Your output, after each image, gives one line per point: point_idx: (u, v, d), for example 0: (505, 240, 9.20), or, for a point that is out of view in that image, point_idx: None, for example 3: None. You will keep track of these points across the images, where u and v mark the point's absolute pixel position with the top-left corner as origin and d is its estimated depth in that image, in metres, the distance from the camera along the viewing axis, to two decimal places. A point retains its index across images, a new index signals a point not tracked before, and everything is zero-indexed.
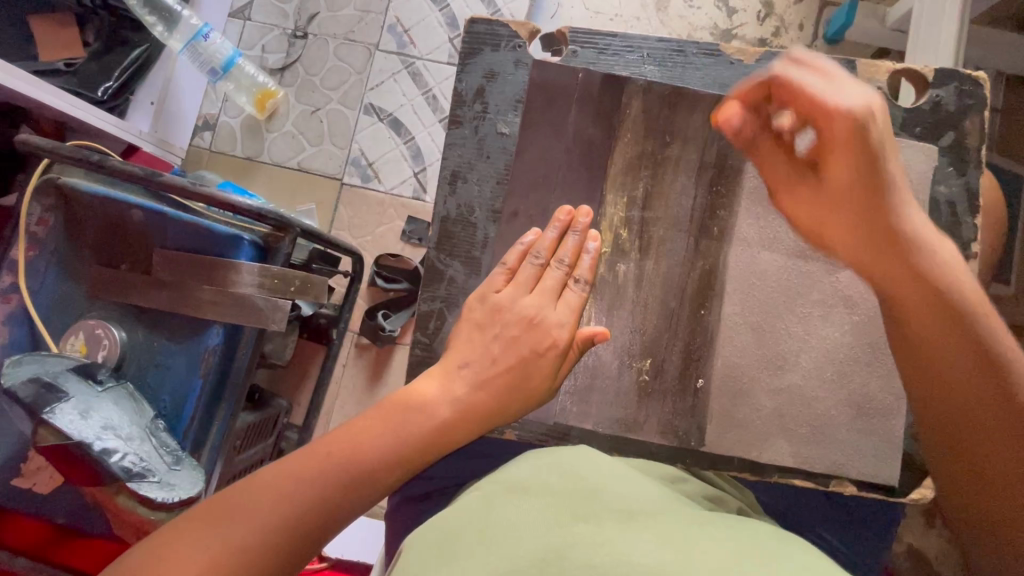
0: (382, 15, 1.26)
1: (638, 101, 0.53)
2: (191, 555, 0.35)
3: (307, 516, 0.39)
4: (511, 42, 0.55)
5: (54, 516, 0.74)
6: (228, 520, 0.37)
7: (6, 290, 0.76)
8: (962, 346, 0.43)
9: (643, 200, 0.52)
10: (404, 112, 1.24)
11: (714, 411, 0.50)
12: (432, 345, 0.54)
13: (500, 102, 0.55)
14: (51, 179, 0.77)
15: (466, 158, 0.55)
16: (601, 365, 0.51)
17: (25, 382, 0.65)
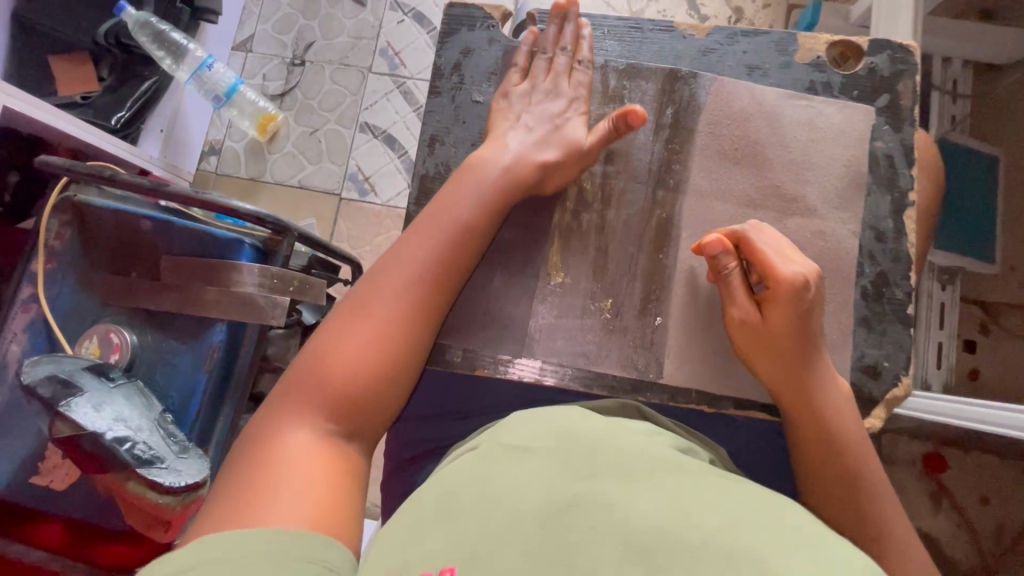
0: (375, 40, 1.34)
1: (599, 74, 0.59)
2: (358, 332, 0.47)
3: (432, 274, 0.49)
4: (486, 23, 0.64)
5: (71, 512, 0.77)
6: (369, 304, 0.48)
7: (26, 300, 0.82)
8: (826, 437, 0.49)
9: (605, 157, 0.58)
10: (398, 128, 1.31)
11: (672, 345, 0.54)
12: None
13: (474, 74, 0.63)
14: (69, 197, 0.83)
15: (444, 122, 0.63)
16: (569, 305, 0.55)
17: (44, 381, 0.70)
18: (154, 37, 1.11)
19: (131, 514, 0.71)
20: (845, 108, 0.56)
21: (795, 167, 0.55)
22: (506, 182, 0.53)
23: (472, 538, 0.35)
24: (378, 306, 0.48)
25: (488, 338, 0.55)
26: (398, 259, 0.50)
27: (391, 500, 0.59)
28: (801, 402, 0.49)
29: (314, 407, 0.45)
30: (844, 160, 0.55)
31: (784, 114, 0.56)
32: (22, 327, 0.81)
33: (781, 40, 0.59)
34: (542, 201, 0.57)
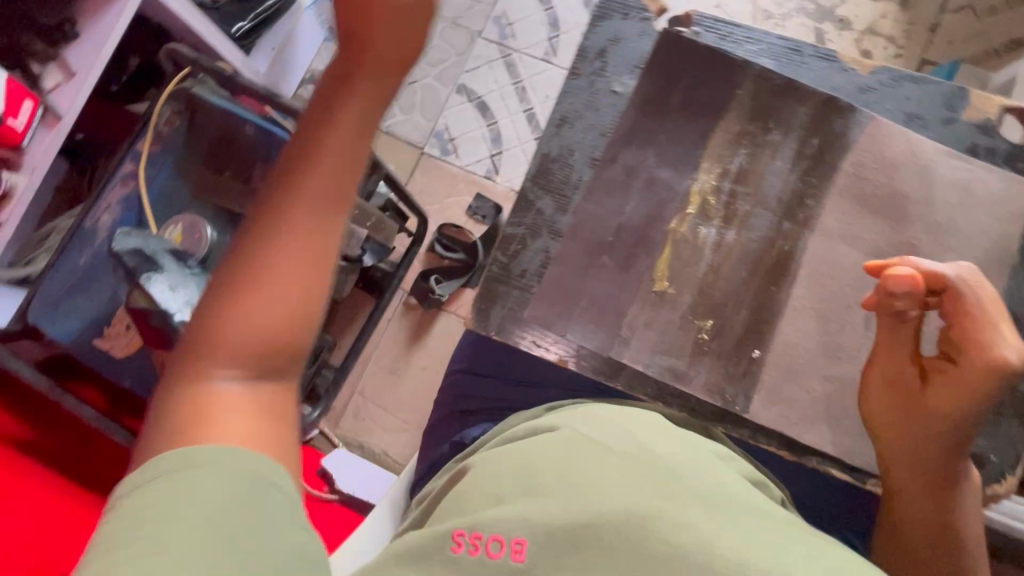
0: (490, 6, 1.34)
1: (750, 83, 0.61)
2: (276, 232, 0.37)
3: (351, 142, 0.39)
4: (640, 15, 0.65)
5: (121, 381, 0.80)
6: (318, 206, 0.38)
7: (125, 175, 0.86)
8: (913, 476, 0.53)
9: (735, 174, 0.60)
10: (493, 97, 1.31)
11: (766, 381, 0.56)
12: (509, 263, 0.60)
13: (619, 64, 0.64)
14: (185, 89, 0.86)
15: (577, 106, 0.63)
16: (661, 333, 0.57)
17: (131, 251, 0.74)
18: None
19: None
20: (1005, 178, 0.58)
21: (935, 228, 0.57)
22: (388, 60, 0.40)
23: (544, 517, 0.37)
24: (253, 271, 0.36)
25: (582, 326, 0.57)
26: (304, 163, 0.38)
27: (436, 446, 0.63)
28: (924, 444, 0.52)
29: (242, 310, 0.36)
30: (986, 230, 0.57)
31: (939, 170, 0.58)
32: (119, 200, 0.86)
33: (952, 94, 0.61)
34: (666, 197, 0.60)
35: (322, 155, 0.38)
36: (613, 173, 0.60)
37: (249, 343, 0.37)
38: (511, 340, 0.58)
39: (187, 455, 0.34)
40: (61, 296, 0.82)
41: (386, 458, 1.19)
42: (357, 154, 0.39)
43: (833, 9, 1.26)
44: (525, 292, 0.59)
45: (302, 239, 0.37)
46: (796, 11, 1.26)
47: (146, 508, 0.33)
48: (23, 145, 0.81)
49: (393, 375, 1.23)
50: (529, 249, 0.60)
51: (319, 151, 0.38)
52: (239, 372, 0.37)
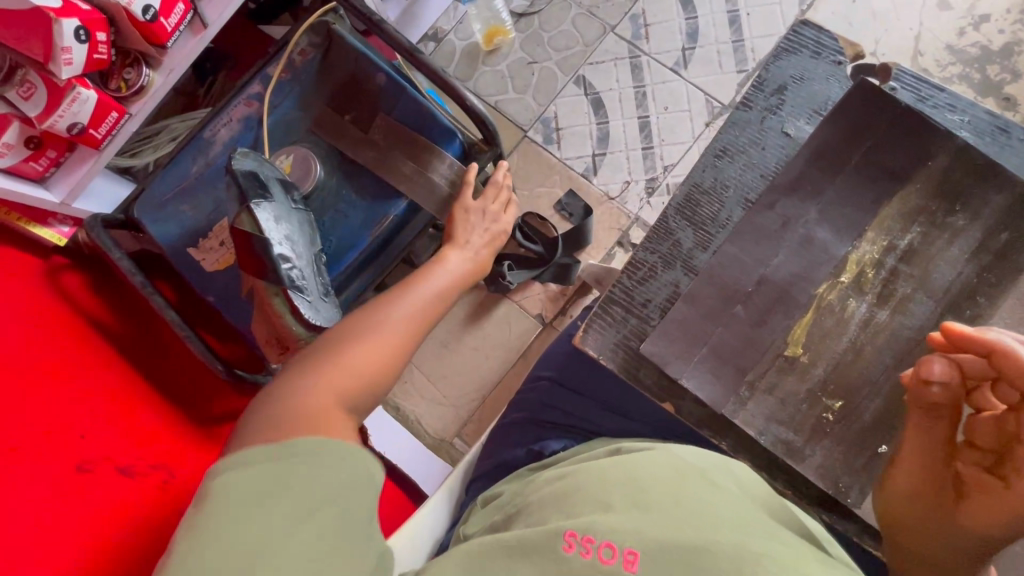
0: (631, 2, 1.29)
1: (945, 158, 0.54)
2: (394, 324, 0.66)
3: (421, 315, 0.70)
4: (833, 57, 0.64)
5: (206, 295, 0.81)
6: (402, 307, 0.68)
7: (250, 96, 0.87)
8: (918, 563, 0.53)
9: (902, 252, 0.55)
10: (611, 96, 1.27)
11: (885, 481, 0.52)
12: (635, 289, 0.58)
13: (797, 105, 0.63)
14: (326, 23, 0.86)
15: (743, 140, 0.63)
16: (783, 402, 0.53)
17: (247, 173, 0.74)
18: None
19: (257, 326, 0.74)
20: None
21: None
22: (440, 296, 0.72)
23: (652, 534, 0.46)
24: (377, 339, 0.64)
25: (700, 373, 0.53)
26: (395, 298, 0.69)
27: (511, 447, 0.66)
28: (932, 531, 0.53)
29: (362, 362, 0.61)
30: None
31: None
32: (239, 117, 0.87)
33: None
34: (820, 258, 0.55)
35: (417, 297, 0.70)
36: (769, 222, 0.56)
37: (347, 392, 0.58)
38: (619, 368, 0.56)
39: (294, 445, 0.48)
40: (168, 199, 0.84)
41: (416, 424, 1.19)
42: (433, 305, 0.71)
43: (1001, 85, 1.15)
44: (644, 323, 0.57)
45: (389, 330, 0.65)
46: (959, 77, 1.17)
47: (300, 448, 0.48)
48: (169, 46, 0.82)
49: (443, 347, 1.22)
50: (659, 277, 0.59)
51: (416, 296, 0.71)
52: (329, 395, 0.56)
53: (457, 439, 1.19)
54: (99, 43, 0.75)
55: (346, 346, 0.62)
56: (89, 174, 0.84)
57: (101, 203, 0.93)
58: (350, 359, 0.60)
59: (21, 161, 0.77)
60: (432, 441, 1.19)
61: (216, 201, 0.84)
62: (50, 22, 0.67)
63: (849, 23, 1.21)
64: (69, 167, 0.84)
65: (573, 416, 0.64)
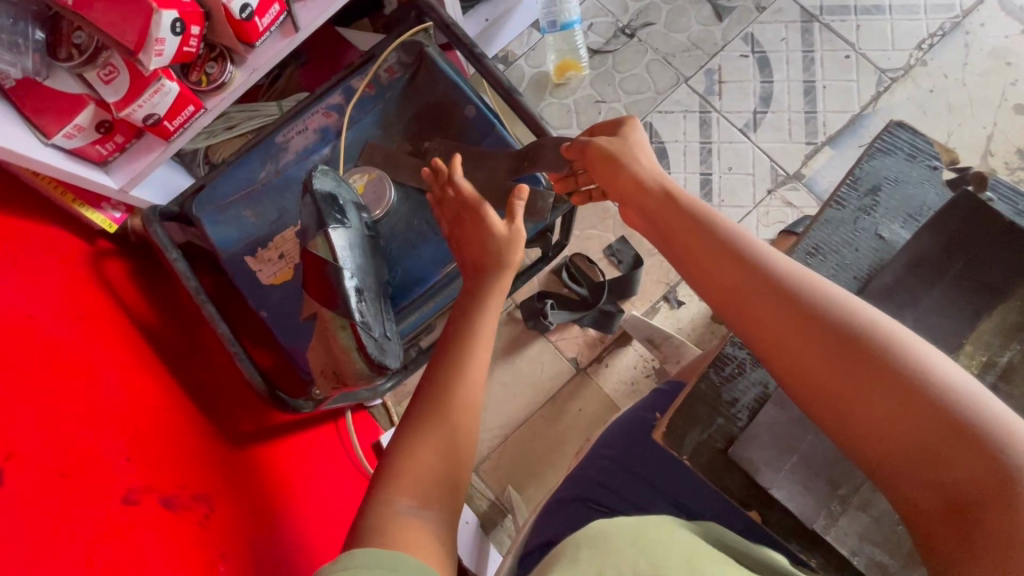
0: (708, 57, 1.28)
1: None
2: (460, 389, 0.57)
3: (478, 366, 0.60)
4: (928, 160, 0.57)
5: (257, 308, 0.78)
6: (463, 362, 0.59)
7: (330, 106, 0.84)
8: (1002, 535, 0.37)
9: (1001, 369, 0.51)
10: (675, 148, 1.25)
11: None
12: (721, 387, 0.52)
13: (892, 207, 0.56)
14: (419, 44, 0.84)
15: (835, 239, 0.56)
16: (877, 520, 0.48)
17: (326, 194, 0.71)
18: None
19: (314, 352, 0.70)
20: None
21: None
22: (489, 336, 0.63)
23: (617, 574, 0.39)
24: (450, 417, 0.55)
25: (790, 484, 0.49)
26: (459, 347, 0.61)
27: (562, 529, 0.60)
28: (963, 467, 0.40)
29: (443, 451, 0.53)
30: None
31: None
32: (316, 127, 0.84)
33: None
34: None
35: (473, 347, 0.61)
36: None
37: (423, 474, 0.51)
38: (705, 473, 0.50)
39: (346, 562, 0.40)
40: (231, 202, 0.81)
41: None
42: (487, 349, 0.62)
43: None
44: (731, 424, 0.51)
45: (464, 389, 0.57)
46: None
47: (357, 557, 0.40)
48: (257, 45, 0.79)
49: None
50: (749, 374, 0.52)
51: (484, 332, 0.63)
52: (419, 499, 0.49)
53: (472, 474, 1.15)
54: (191, 37, 0.71)
55: (424, 420, 0.54)
56: (153, 164, 0.80)
57: (156, 189, 0.89)
58: (429, 450, 0.52)
59: (89, 144, 0.74)
60: None
61: (281, 211, 0.81)
62: (151, 12, 0.64)
63: (923, 112, 1.21)
64: (133, 154, 0.80)
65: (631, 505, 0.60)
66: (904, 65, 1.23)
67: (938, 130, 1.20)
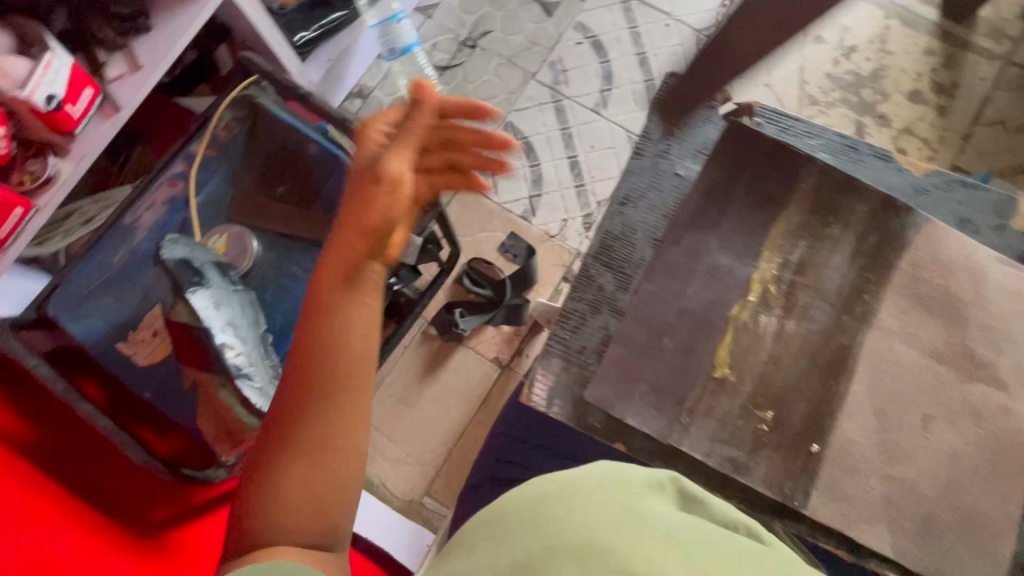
0: (548, 50, 1.36)
1: (813, 179, 0.65)
2: (343, 398, 0.46)
3: (365, 359, 0.47)
4: (705, 102, 0.71)
5: (142, 391, 0.76)
6: (346, 365, 0.46)
7: (175, 175, 0.83)
8: None
9: (795, 266, 0.63)
10: (539, 139, 1.32)
11: (825, 478, 0.56)
12: (569, 339, 0.61)
13: (683, 149, 0.69)
14: (248, 98, 0.84)
15: (640, 186, 0.68)
16: (722, 422, 0.58)
17: (179, 262, 0.71)
18: None
19: (204, 420, 0.70)
20: None
21: (994, 340, 0.59)
22: (378, 313, 0.49)
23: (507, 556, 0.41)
24: (336, 435, 0.46)
25: (643, 409, 0.57)
26: (344, 329, 0.47)
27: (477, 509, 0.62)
28: None
29: (326, 474, 0.45)
30: None
31: (992, 275, 0.61)
32: (164, 200, 0.83)
33: (1001, 203, 0.69)
34: (727, 283, 0.62)
35: (350, 339, 0.47)
36: (679, 257, 0.62)
37: (308, 507, 0.44)
38: (570, 417, 0.58)
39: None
40: (88, 293, 0.78)
41: (387, 489, 1.16)
42: (371, 334, 0.48)
43: (875, 104, 1.32)
44: (584, 368, 0.60)
45: (350, 400, 0.46)
46: (840, 100, 1.32)
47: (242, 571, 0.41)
48: (77, 132, 0.78)
49: (401, 402, 1.20)
50: (590, 322, 0.62)
51: (371, 316, 0.48)
52: (306, 538, 0.44)
53: (426, 496, 1.16)
54: None
55: (308, 444, 0.45)
56: None
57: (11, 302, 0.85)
58: (314, 483, 0.45)
59: None
60: (401, 503, 1.15)
61: (146, 288, 0.79)
62: None
63: None
64: None
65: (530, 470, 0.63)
66: (716, 22, 1.36)
67: (759, 72, 1.33)
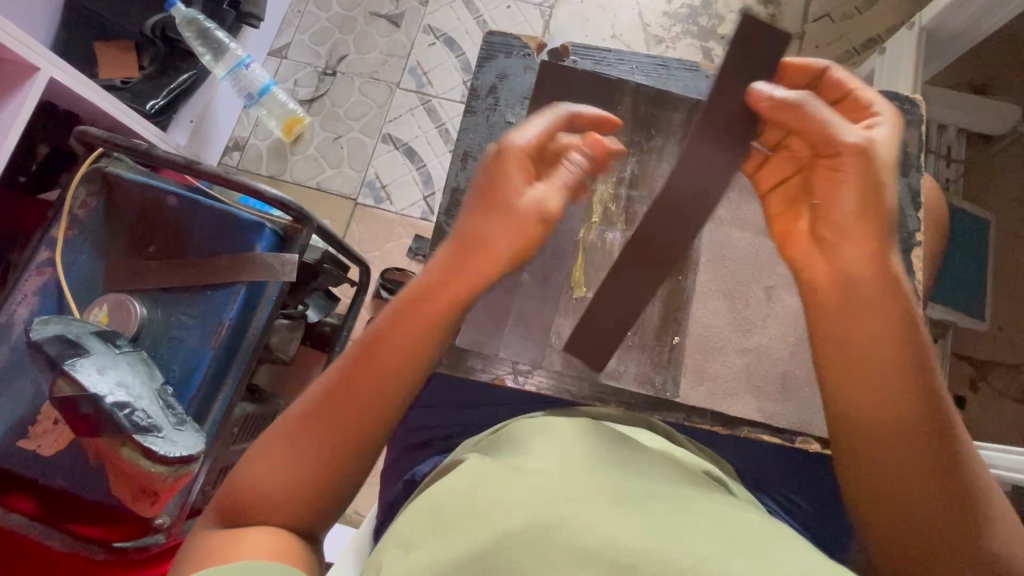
0: (405, 58, 1.41)
1: (629, 100, 0.69)
2: (365, 400, 0.51)
3: (407, 374, 0.52)
4: (522, 51, 0.73)
5: (53, 479, 0.75)
6: (377, 376, 0.51)
7: (41, 264, 0.82)
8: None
9: (630, 179, 0.67)
10: (418, 142, 1.36)
11: (688, 364, 0.62)
12: None
13: (509, 98, 0.72)
14: (100, 168, 0.84)
15: (481, 138, 0.71)
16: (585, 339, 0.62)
17: (52, 339, 0.69)
18: (197, 32, 1.16)
19: (118, 481, 0.70)
20: None
21: None
22: (426, 332, 0.52)
23: (449, 550, 0.39)
24: (350, 428, 0.50)
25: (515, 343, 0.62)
26: (389, 336, 0.52)
27: (392, 484, 0.64)
28: None
29: (325, 459, 0.50)
30: None
31: None
32: (33, 290, 0.81)
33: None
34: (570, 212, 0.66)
35: (389, 349, 0.51)
36: None
37: (305, 486, 0.49)
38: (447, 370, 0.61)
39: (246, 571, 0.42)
40: None
41: (358, 517, 1.14)
42: (420, 359, 0.52)
43: (714, 29, 1.41)
44: None
45: (376, 403, 0.51)
46: (682, 33, 1.41)
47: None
48: None
49: None
50: None
51: (427, 336, 0.52)
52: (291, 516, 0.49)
53: None
54: None
55: (321, 427, 0.50)
56: None
57: None
58: (315, 461, 0.50)
59: None
60: None
61: (31, 379, 0.77)
62: None
63: (586, 19, 1.42)
64: None
65: (437, 429, 0.64)
66: None
67: (603, 28, 1.41)
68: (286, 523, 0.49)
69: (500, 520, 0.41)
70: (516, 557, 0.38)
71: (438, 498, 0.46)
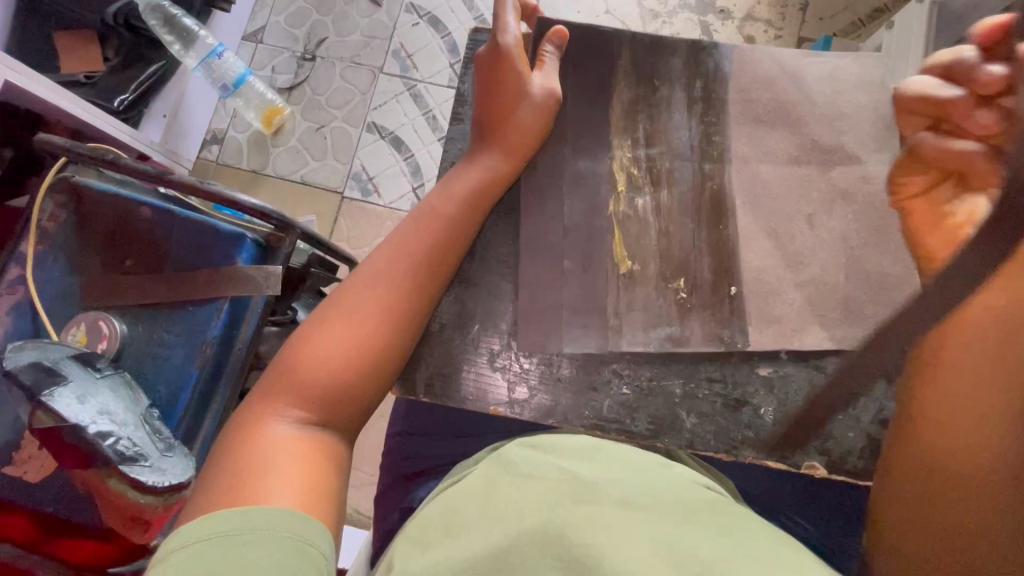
0: (387, 40, 1.33)
1: (619, 103, 0.64)
2: (380, 302, 0.55)
3: (419, 274, 0.57)
4: None
5: (42, 506, 0.74)
6: (394, 280, 0.56)
7: (13, 282, 0.80)
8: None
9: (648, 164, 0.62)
10: (405, 130, 1.30)
11: (752, 310, 0.58)
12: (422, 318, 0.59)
13: None
14: (65, 178, 0.80)
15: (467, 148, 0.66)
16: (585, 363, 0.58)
17: (27, 367, 0.67)
18: (164, 20, 1.10)
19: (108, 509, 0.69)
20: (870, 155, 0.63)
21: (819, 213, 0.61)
22: (440, 238, 0.58)
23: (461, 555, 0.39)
24: (366, 322, 0.54)
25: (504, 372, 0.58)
26: (411, 240, 0.58)
27: (386, 514, 0.62)
28: None
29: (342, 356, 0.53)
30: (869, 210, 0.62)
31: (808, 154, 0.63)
32: (7, 310, 0.79)
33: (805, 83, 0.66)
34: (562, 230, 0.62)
35: (408, 253, 0.57)
36: (509, 211, 0.62)
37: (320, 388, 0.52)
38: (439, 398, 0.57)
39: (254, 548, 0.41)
40: None
41: (358, 517, 1.14)
42: (434, 262, 0.57)
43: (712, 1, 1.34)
44: (448, 343, 0.58)
45: (390, 302, 0.55)
46: (679, 7, 1.34)
47: (226, 520, 0.42)
48: None
49: None
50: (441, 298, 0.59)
51: (439, 240, 0.58)
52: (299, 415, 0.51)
53: None
54: None
55: (341, 319, 0.55)
56: None
57: None
58: (335, 359, 0.53)
59: None
60: None
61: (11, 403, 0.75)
62: None
63: None
64: None
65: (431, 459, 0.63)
66: None
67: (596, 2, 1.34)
68: (296, 428, 0.50)
69: (512, 525, 0.41)
70: (539, 547, 0.38)
71: (450, 507, 0.45)
